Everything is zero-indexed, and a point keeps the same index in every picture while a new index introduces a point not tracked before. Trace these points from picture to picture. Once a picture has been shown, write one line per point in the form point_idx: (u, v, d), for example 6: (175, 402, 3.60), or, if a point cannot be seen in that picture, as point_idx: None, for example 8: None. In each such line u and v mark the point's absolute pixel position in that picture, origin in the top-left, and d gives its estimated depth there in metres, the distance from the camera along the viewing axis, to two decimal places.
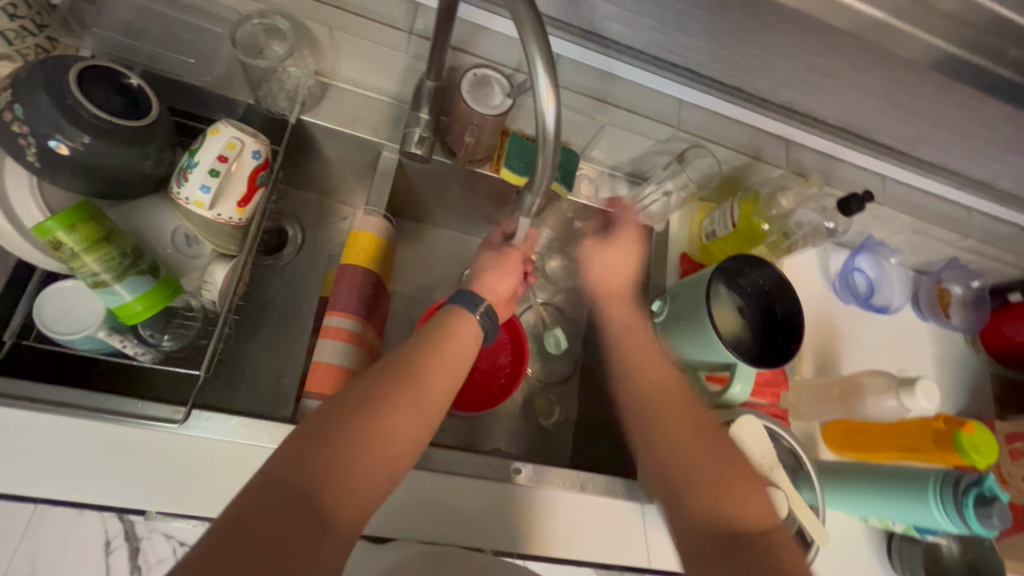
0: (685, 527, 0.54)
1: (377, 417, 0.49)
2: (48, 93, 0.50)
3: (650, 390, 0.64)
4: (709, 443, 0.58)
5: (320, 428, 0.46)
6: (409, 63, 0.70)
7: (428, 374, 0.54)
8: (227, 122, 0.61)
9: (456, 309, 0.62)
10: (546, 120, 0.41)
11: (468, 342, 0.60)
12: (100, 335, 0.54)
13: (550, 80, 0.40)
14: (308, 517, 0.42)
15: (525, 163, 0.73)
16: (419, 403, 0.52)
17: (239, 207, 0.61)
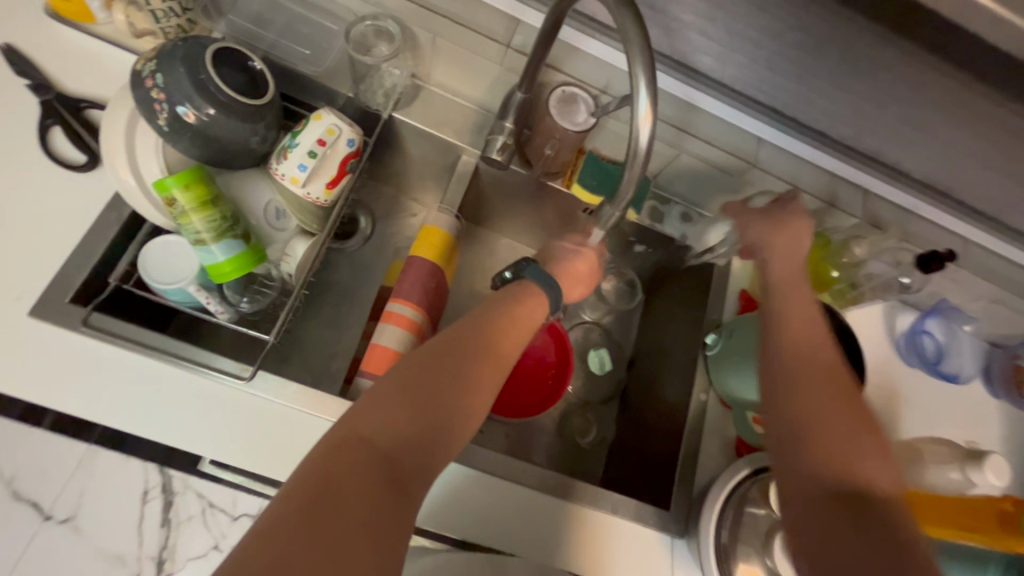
0: (792, 478, 0.51)
1: (445, 383, 0.51)
2: (186, 67, 0.55)
3: (789, 315, 0.59)
4: (853, 408, 0.53)
5: (390, 390, 0.49)
6: (501, 75, 0.76)
7: (491, 344, 0.56)
8: (329, 110, 0.65)
9: (528, 283, 0.63)
10: (640, 136, 0.43)
11: (532, 317, 0.61)
12: (190, 289, 0.58)
13: (650, 100, 0.41)
14: (387, 469, 0.44)
15: (598, 181, 0.75)
16: (483, 370, 0.54)
17: (327, 189, 0.65)
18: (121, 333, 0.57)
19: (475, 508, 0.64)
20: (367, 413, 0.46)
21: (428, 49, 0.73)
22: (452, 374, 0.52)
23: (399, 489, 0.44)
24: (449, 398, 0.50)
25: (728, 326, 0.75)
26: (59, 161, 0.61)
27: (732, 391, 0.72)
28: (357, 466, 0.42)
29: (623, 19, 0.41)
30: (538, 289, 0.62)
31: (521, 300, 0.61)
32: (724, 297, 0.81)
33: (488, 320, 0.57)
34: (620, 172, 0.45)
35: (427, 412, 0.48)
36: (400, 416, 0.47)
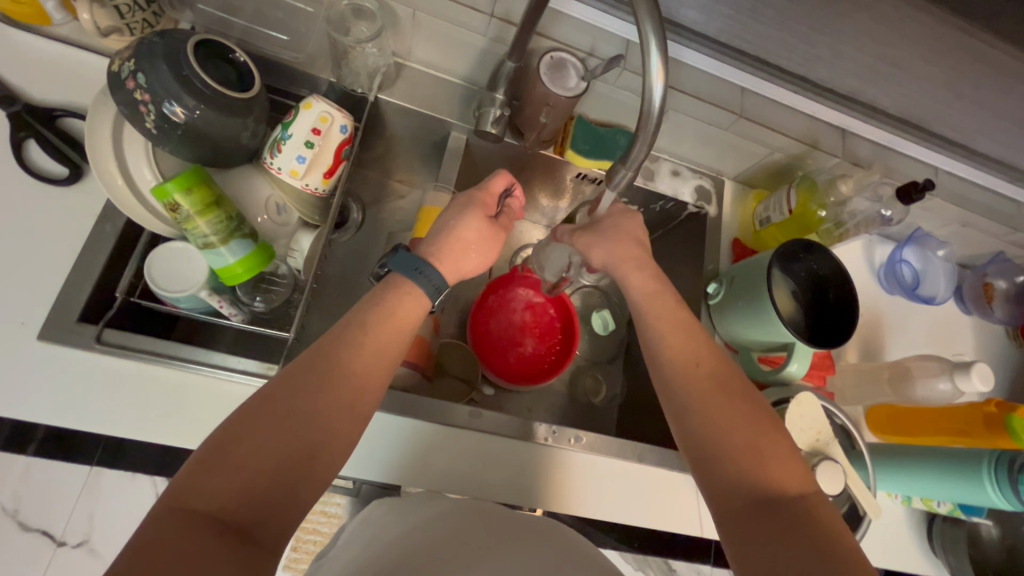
0: (713, 490, 0.53)
1: (285, 427, 0.46)
2: (168, 64, 0.53)
3: (652, 327, 0.63)
4: (733, 402, 0.56)
5: (216, 451, 0.43)
6: (487, 46, 0.71)
7: (345, 367, 0.51)
8: (317, 96, 0.62)
9: (400, 279, 0.59)
10: (652, 96, 0.44)
11: (403, 320, 0.56)
12: (202, 295, 0.57)
13: (661, 58, 0.42)
14: (219, 541, 0.39)
15: (591, 145, 0.77)
16: (341, 398, 0.49)
17: (325, 179, 0.65)
18: (137, 346, 0.56)
19: (494, 466, 0.68)
20: (193, 485, 0.41)
21: (408, 23, 0.69)
22: (296, 416, 0.47)
23: (240, 558, 0.40)
24: (293, 444, 0.46)
25: (728, 275, 0.78)
26: (41, 176, 0.58)
27: (738, 335, 0.75)
28: (179, 553, 0.37)
29: None
30: (409, 284, 0.58)
31: (388, 306, 0.56)
32: (721, 245, 0.83)
33: (341, 333, 0.53)
34: (633, 132, 0.47)
35: (267, 466, 0.44)
36: (231, 478, 0.42)
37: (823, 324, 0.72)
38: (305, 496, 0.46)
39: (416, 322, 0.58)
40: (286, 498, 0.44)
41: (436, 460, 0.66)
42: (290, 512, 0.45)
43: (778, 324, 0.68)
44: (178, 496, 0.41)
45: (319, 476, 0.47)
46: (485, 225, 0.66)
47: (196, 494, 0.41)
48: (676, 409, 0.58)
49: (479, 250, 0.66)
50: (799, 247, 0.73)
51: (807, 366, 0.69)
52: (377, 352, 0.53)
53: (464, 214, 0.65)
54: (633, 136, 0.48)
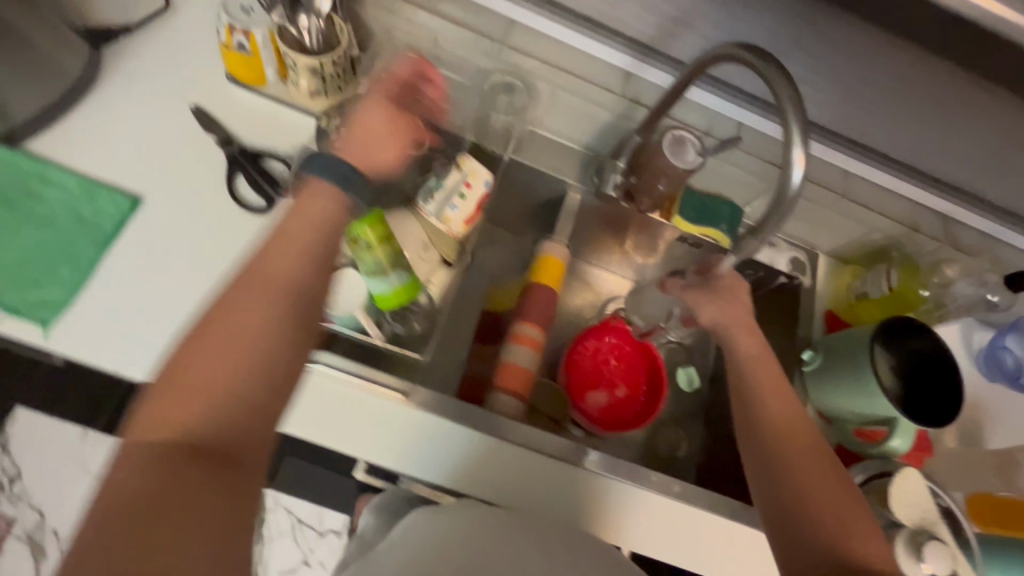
0: (795, 548, 0.55)
1: (227, 352, 0.47)
2: (366, 123, 0.66)
3: (749, 382, 0.65)
4: (825, 470, 0.59)
5: (172, 384, 0.46)
6: (611, 120, 0.80)
7: (269, 279, 0.51)
8: (468, 155, 0.74)
9: (312, 179, 0.56)
10: (790, 178, 0.52)
11: (320, 219, 0.55)
12: (359, 314, 0.68)
13: (802, 148, 0.51)
14: (189, 464, 0.43)
15: (696, 213, 0.84)
16: (272, 313, 0.50)
17: (464, 225, 0.73)
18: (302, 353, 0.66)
19: (528, 482, 0.69)
20: (157, 414, 0.44)
21: (545, 98, 0.80)
22: (233, 335, 0.48)
23: (213, 476, 0.43)
24: (243, 367, 0.47)
25: (824, 344, 0.80)
26: (243, 204, 0.70)
27: (835, 405, 0.76)
28: (154, 477, 0.41)
29: (780, 97, 0.51)
30: (323, 183, 0.56)
31: (302, 210, 0.55)
32: (813, 315, 0.86)
33: (261, 249, 0.53)
34: (768, 209, 0.54)
35: (223, 388, 0.46)
36: (193, 409, 0.45)
37: (925, 401, 0.72)
38: (270, 410, 0.48)
39: (345, 219, 0.57)
40: (250, 413, 0.47)
41: (544, 492, 0.70)
42: (257, 424, 0.47)
43: (881, 396, 0.70)
44: (148, 427, 0.44)
45: (276, 387, 0.49)
46: (391, 113, 0.67)
47: (160, 422, 0.44)
48: (764, 469, 0.60)
49: (389, 142, 0.67)
50: (901, 324, 0.74)
51: (909, 443, 0.70)
52: (296, 261, 0.53)
53: (368, 109, 0.67)
54: (768, 213, 0.55)
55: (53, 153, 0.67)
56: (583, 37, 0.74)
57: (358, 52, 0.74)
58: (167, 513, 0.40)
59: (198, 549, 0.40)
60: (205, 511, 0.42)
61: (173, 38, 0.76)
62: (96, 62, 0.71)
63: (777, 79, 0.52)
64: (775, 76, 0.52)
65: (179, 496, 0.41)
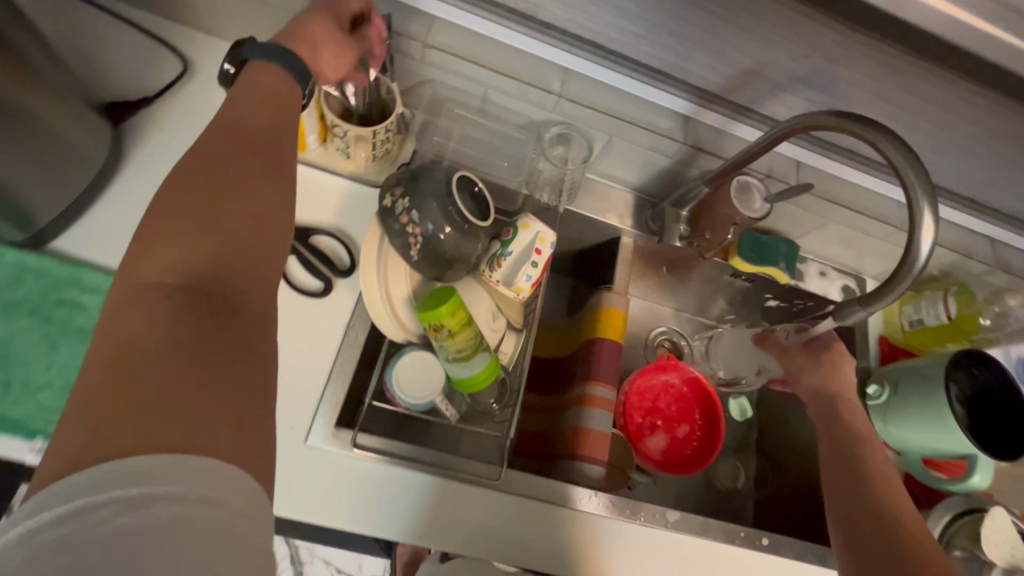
0: None
1: (205, 198, 0.38)
2: (436, 201, 0.61)
3: (846, 439, 0.68)
4: (912, 527, 0.59)
5: (156, 233, 0.37)
6: (668, 164, 0.78)
7: (236, 133, 0.43)
8: (530, 215, 0.69)
9: (255, 61, 0.49)
10: (917, 249, 0.51)
11: (270, 89, 0.48)
12: (438, 400, 0.64)
13: (931, 218, 0.50)
14: (196, 318, 0.33)
15: (757, 253, 0.82)
16: (244, 163, 0.42)
17: (530, 288, 0.69)
18: (386, 450, 0.62)
19: (571, 541, 0.66)
20: (141, 261, 0.35)
21: (601, 147, 0.77)
22: (220, 178, 0.40)
23: (232, 330, 0.34)
24: (238, 212, 0.39)
25: (890, 377, 0.81)
26: (299, 289, 0.65)
27: (906, 438, 0.77)
28: (157, 328, 0.32)
29: (905, 169, 0.49)
30: (264, 63, 0.49)
31: (250, 81, 0.48)
32: (869, 344, 0.87)
33: (224, 108, 0.45)
34: (888, 278, 0.53)
35: (215, 234, 0.37)
36: (174, 261, 0.35)
37: (999, 434, 0.73)
38: (272, 265, 0.40)
39: (292, 92, 0.50)
40: (248, 271, 0.38)
41: (643, 563, 0.67)
42: (259, 282, 0.38)
43: (958, 433, 0.70)
44: (134, 279, 0.34)
45: (272, 243, 0.40)
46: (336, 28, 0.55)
47: (148, 270, 0.35)
48: (846, 509, 0.62)
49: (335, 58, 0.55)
50: (970, 358, 0.76)
51: (988, 479, 0.70)
52: (265, 119, 0.45)
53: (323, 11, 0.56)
54: (882, 284, 0.54)
55: (83, 249, 0.60)
56: (644, 85, 0.70)
57: (407, 112, 0.71)
58: (182, 376, 0.30)
59: (228, 416, 0.30)
60: (232, 377, 0.32)
61: (201, 105, 0.69)
62: (119, 143, 0.64)
63: (887, 141, 0.50)
64: (879, 136, 0.50)
65: (195, 354, 0.31)
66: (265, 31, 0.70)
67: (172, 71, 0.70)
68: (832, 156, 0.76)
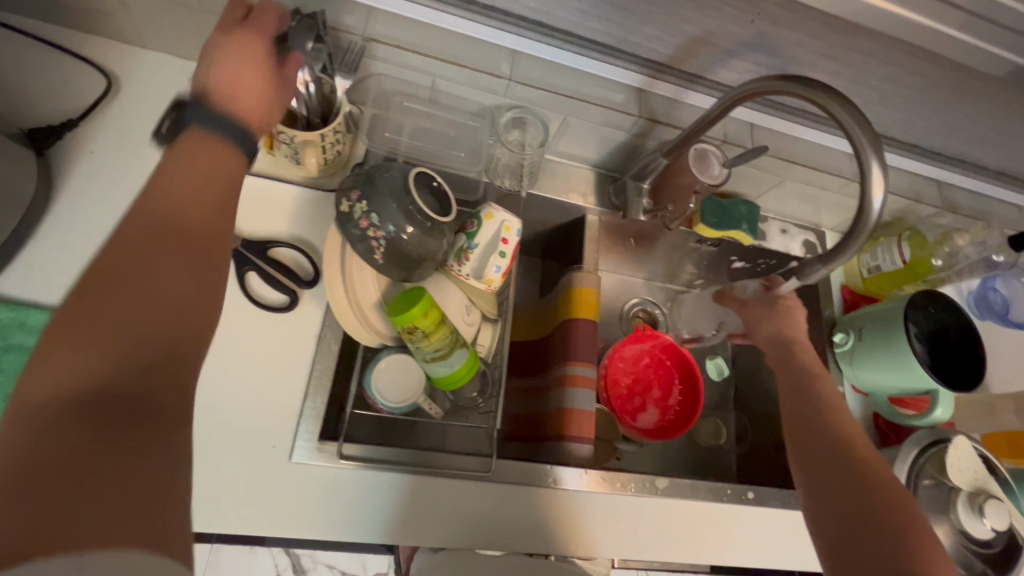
0: (841, 544, 0.54)
1: (122, 289, 0.35)
2: (395, 201, 0.60)
3: (807, 397, 0.69)
4: (880, 475, 0.57)
5: (61, 331, 0.33)
6: (626, 139, 0.77)
7: (163, 209, 0.40)
8: (494, 205, 0.68)
9: (195, 133, 0.47)
10: (870, 203, 0.52)
11: (211, 161, 0.45)
12: (420, 401, 0.64)
13: (879, 174, 0.51)
14: (105, 431, 0.30)
15: (718, 218, 0.82)
16: (172, 245, 0.39)
17: (502, 278, 0.69)
18: (371, 457, 0.61)
19: (565, 521, 0.68)
20: (39, 364, 0.32)
21: (557, 127, 0.76)
22: (141, 265, 0.37)
23: (149, 437, 0.31)
24: (160, 300, 0.36)
25: (855, 325, 0.84)
26: (265, 305, 0.64)
27: (872, 380, 0.81)
28: (48, 447, 0.28)
29: (853, 130, 0.50)
30: (205, 133, 0.47)
31: (188, 151, 0.45)
32: (833, 295, 0.90)
33: (153, 182, 0.42)
34: (846, 235, 0.55)
35: (127, 330, 0.34)
36: (79, 367, 0.32)
37: (956, 367, 0.77)
38: (195, 352, 0.37)
39: (233, 159, 0.48)
40: (157, 372, 0.34)
41: (636, 531, 0.70)
42: (180, 380, 0.35)
43: (920, 371, 0.74)
44: (29, 389, 0.31)
45: (196, 331, 0.38)
46: (259, 69, 0.53)
47: (47, 373, 0.31)
48: (810, 465, 0.62)
49: (257, 100, 0.52)
50: (926, 298, 0.79)
51: (949, 410, 0.74)
52: (195, 191, 0.43)
53: (225, 43, 0.54)
54: (840, 241, 0.56)
55: (27, 289, 0.57)
56: (594, 61, 0.69)
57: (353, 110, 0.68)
58: (94, 493, 0.27)
59: (147, 533, 0.28)
60: (154, 483, 0.30)
61: (134, 122, 0.66)
62: (49, 172, 0.60)
63: (834, 103, 0.51)
64: (827, 99, 0.51)
65: (103, 470, 0.28)
66: (192, 36, 0.65)
67: (98, 89, 0.65)
68: (785, 115, 0.77)
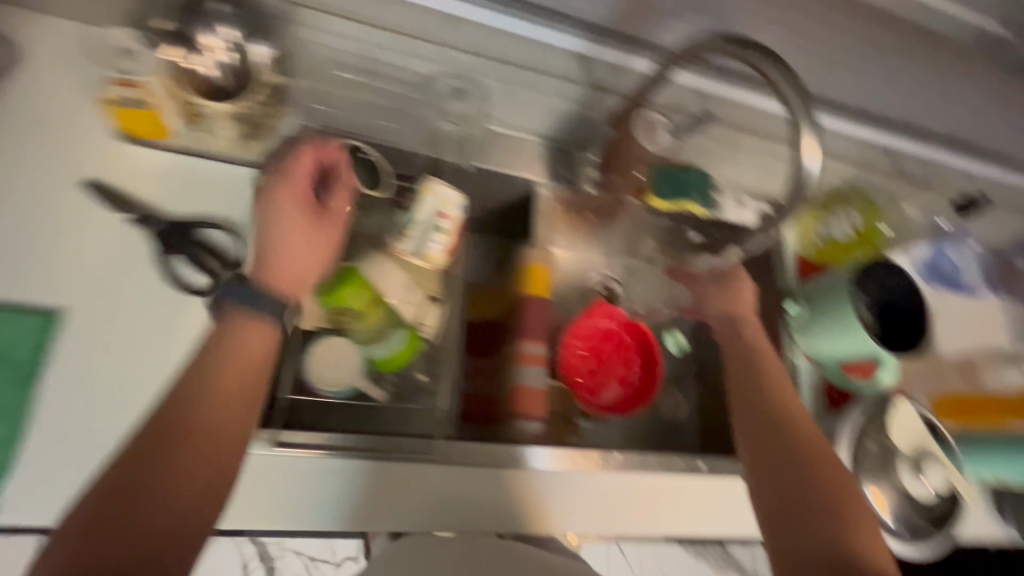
0: (786, 531, 0.55)
1: (145, 477, 0.43)
2: (322, 178, 0.62)
3: (753, 377, 0.69)
4: (821, 460, 0.60)
5: (98, 518, 0.41)
6: (573, 108, 0.75)
7: (192, 408, 0.47)
8: (434, 179, 0.65)
9: (231, 309, 0.52)
10: (805, 168, 0.51)
11: (245, 350, 0.51)
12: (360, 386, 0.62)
13: (813, 137, 0.50)
14: None
15: (673, 188, 0.75)
16: (193, 442, 0.45)
17: (445, 255, 0.67)
18: (309, 444, 0.59)
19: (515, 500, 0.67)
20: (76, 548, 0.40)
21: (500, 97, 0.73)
22: (162, 463, 0.44)
23: None
24: (172, 500, 0.43)
25: (807, 295, 0.81)
26: (191, 291, 0.60)
27: (826, 351, 0.80)
28: None
29: (786, 94, 0.49)
30: (244, 314, 0.52)
31: (221, 334, 0.51)
32: (789, 266, 0.87)
33: (191, 368, 0.49)
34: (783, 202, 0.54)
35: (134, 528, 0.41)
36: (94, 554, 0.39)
37: (904, 335, 0.77)
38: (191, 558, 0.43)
39: (261, 336, 0.52)
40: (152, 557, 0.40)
41: (589, 506, 0.69)
42: None
43: (865, 338, 0.75)
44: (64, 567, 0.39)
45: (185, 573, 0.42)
46: (309, 224, 0.57)
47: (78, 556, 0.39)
48: (761, 450, 0.62)
49: (315, 256, 0.57)
50: (879, 267, 0.78)
51: (893, 376, 0.78)
52: (225, 379, 0.49)
53: (271, 211, 0.56)
54: (779, 207, 0.55)
55: None
56: (533, 26, 0.66)
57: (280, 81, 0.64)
58: None
59: None
60: None
61: (34, 97, 0.60)
62: None
63: (768, 65, 0.49)
64: (760, 59, 0.49)
65: None
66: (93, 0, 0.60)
67: None
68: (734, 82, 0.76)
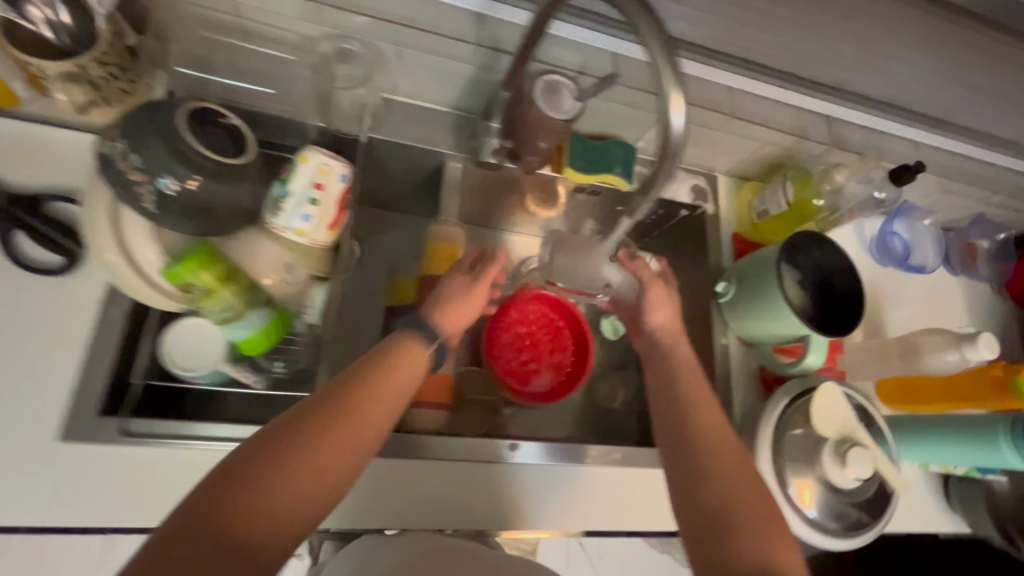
0: (705, 547, 0.51)
1: (275, 490, 0.39)
2: (160, 137, 0.50)
3: (676, 379, 0.65)
4: (740, 468, 0.56)
5: (212, 503, 0.38)
6: (474, 73, 0.70)
7: (337, 431, 0.43)
8: (312, 147, 0.60)
9: (398, 339, 0.53)
10: (672, 124, 0.46)
11: (396, 389, 0.49)
12: (225, 368, 0.59)
13: (677, 87, 0.45)
14: None
15: (586, 160, 0.76)
16: (326, 473, 0.42)
17: (329, 232, 0.61)
18: (158, 432, 0.53)
19: (406, 490, 0.62)
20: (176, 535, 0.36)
21: (392, 60, 0.68)
22: (291, 479, 0.40)
23: None
24: (279, 527, 0.39)
25: (736, 273, 0.78)
26: (37, 267, 0.57)
27: (751, 330, 0.76)
28: None
29: (647, 38, 0.44)
30: (411, 345, 0.53)
31: (387, 357, 0.51)
32: (722, 244, 0.84)
33: (352, 383, 0.47)
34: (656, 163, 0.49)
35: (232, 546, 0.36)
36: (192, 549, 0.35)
37: (830, 313, 0.73)
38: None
39: (413, 381, 0.51)
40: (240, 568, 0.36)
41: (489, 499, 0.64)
42: None
43: (795, 319, 0.69)
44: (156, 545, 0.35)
45: None
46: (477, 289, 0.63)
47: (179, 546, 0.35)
48: (684, 460, 0.57)
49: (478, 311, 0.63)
50: (808, 241, 0.74)
51: (823, 356, 0.73)
52: (370, 419, 0.46)
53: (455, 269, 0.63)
54: (654, 169, 0.50)
55: None
56: None
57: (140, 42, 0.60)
58: None
59: None
60: None
61: None
62: None
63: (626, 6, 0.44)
64: None
65: None
66: None
67: None
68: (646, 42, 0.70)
